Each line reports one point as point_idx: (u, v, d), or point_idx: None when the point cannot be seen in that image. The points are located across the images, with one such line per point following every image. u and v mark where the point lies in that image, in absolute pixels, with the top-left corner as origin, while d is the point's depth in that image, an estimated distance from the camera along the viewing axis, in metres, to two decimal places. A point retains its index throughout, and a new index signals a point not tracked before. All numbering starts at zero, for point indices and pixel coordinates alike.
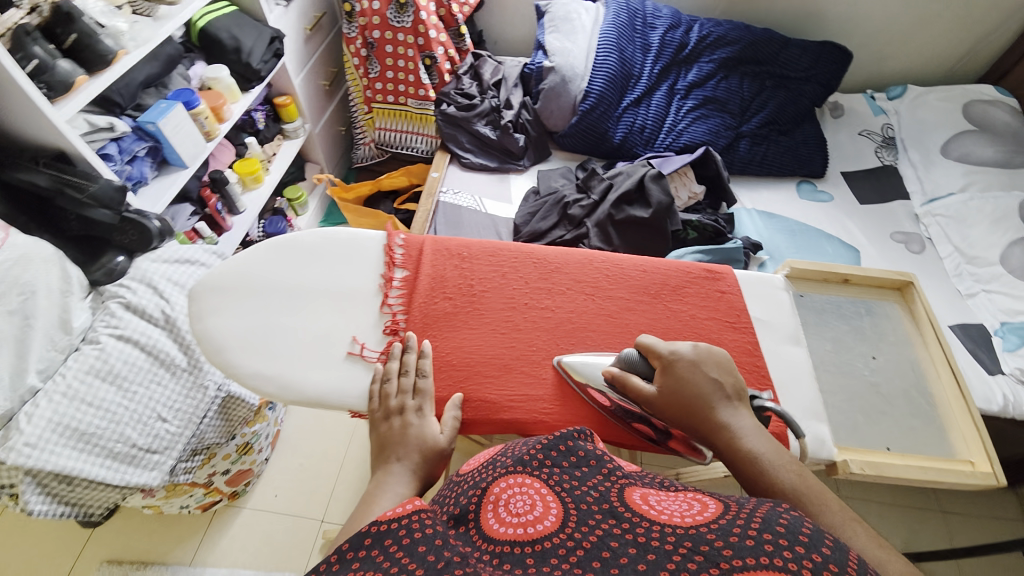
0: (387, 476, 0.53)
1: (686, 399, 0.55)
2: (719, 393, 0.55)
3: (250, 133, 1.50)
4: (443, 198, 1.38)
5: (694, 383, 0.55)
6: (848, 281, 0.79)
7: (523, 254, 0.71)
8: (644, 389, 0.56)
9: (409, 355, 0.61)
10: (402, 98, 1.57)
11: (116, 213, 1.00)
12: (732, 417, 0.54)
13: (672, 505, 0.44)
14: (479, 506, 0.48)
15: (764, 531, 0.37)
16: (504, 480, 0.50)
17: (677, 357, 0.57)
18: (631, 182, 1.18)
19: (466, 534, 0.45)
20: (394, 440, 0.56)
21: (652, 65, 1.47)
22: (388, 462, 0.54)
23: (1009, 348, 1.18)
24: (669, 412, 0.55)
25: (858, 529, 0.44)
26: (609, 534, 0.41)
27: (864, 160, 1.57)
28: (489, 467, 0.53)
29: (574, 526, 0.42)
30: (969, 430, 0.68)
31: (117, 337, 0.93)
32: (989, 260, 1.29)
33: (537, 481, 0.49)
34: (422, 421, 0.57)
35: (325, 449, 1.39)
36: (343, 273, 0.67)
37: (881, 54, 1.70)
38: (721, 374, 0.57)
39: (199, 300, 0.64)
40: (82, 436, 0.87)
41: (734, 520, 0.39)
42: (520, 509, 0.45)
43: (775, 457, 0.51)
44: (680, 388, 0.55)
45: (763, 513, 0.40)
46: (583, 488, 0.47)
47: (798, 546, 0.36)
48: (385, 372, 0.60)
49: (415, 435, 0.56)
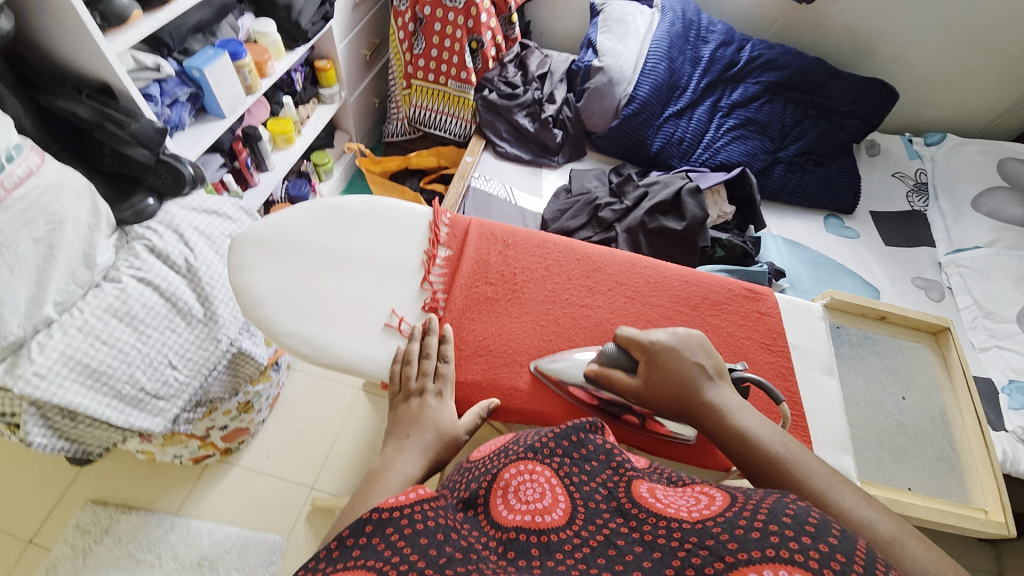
0: (397, 452, 0.51)
1: (670, 386, 0.56)
2: (703, 375, 0.56)
3: (286, 92, 1.50)
4: (474, 183, 1.37)
5: (676, 371, 0.56)
6: (886, 319, 0.78)
7: (568, 249, 0.70)
8: (631, 383, 0.57)
9: (429, 339, 0.60)
10: (442, 78, 1.55)
11: (154, 153, 0.98)
12: (718, 396, 0.55)
13: (680, 501, 0.43)
14: (489, 492, 0.47)
15: (771, 523, 0.36)
16: (514, 466, 0.49)
17: (658, 345, 0.58)
18: (668, 193, 1.18)
19: (475, 518, 0.45)
20: (413, 418, 0.55)
21: (699, 79, 1.47)
22: (401, 438, 0.53)
23: (1015, 406, 1.18)
24: (658, 402, 0.56)
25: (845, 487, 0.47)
26: (617, 532, 0.41)
27: (895, 201, 1.57)
28: (500, 455, 0.52)
29: (581, 522, 0.42)
30: (989, 481, 0.68)
31: (138, 280, 0.92)
32: (1006, 317, 1.30)
33: (547, 470, 0.48)
34: (440, 405, 0.56)
35: (321, 418, 1.38)
36: (387, 244, 0.66)
37: (925, 99, 1.70)
38: (703, 358, 0.57)
39: (240, 251, 0.64)
40: (93, 372, 0.86)
41: (740, 512, 0.38)
42: (529, 497, 0.45)
43: (763, 429, 0.52)
44: (664, 375, 0.56)
45: (769, 503, 0.38)
46: (593, 483, 0.46)
47: (805, 535, 0.34)
48: (406, 354, 0.59)
49: (431, 416, 0.55)
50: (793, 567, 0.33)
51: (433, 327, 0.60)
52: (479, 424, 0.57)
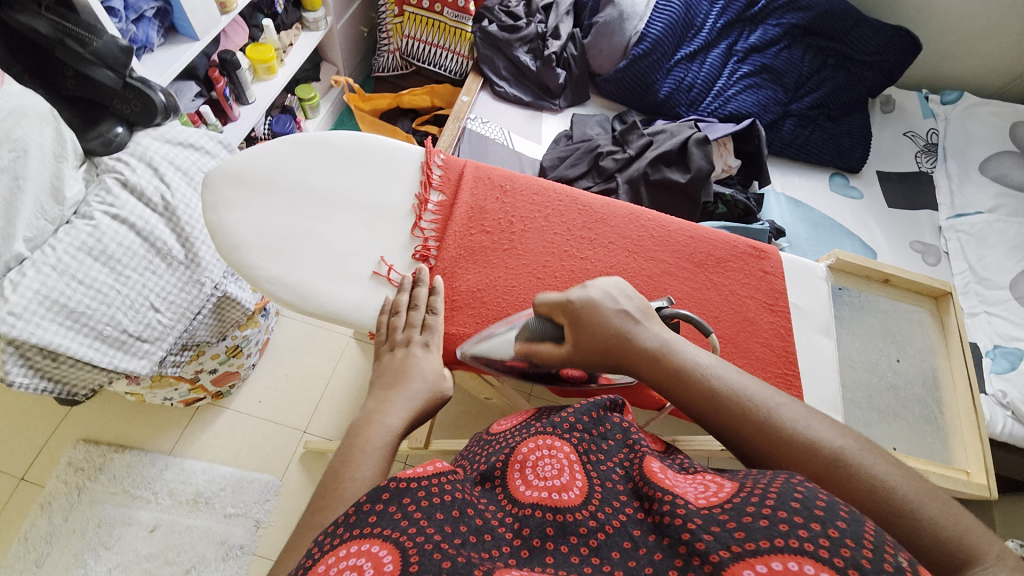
0: (381, 404, 0.48)
1: (599, 345, 0.51)
2: (629, 321, 0.51)
3: (267, 14, 1.36)
4: (470, 125, 1.29)
5: (600, 324, 0.51)
6: (889, 282, 0.77)
7: (570, 198, 0.67)
8: (553, 355, 0.52)
9: (420, 290, 0.57)
10: (437, 5, 1.43)
11: (120, 76, 0.89)
12: (645, 337, 0.50)
13: (686, 485, 0.42)
14: (506, 467, 0.47)
15: (779, 508, 0.35)
16: (533, 441, 0.49)
17: (577, 302, 0.52)
18: (674, 143, 1.12)
19: (493, 493, 0.46)
20: (397, 370, 0.52)
21: (716, 19, 1.37)
22: (386, 390, 0.50)
23: (997, 370, 1.21)
24: (589, 362, 0.52)
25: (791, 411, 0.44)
26: (632, 519, 0.40)
27: (904, 161, 1.52)
28: (518, 431, 0.52)
29: (596, 504, 0.42)
30: (972, 442, 0.70)
31: (112, 217, 0.87)
32: (999, 283, 1.30)
33: (566, 445, 0.48)
34: (426, 355, 0.53)
35: (311, 364, 1.37)
36: (378, 186, 0.62)
37: (949, 53, 1.60)
38: (626, 300, 0.52)
39: (217, 189, 0.59)
40: (71, 313, 0.82)
41: (748, 498, 0.37)
42: (546, 473, 0.45)
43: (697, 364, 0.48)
44: (592, 336, 0.51)
45: (777, 486, 0.37)
46: (610, 464, 0.46)
47: (814, 521, 0.34)
48: (394, 305, 0.56)
49: (416, 367, 0.52)
50: (803, 558, 0.32)
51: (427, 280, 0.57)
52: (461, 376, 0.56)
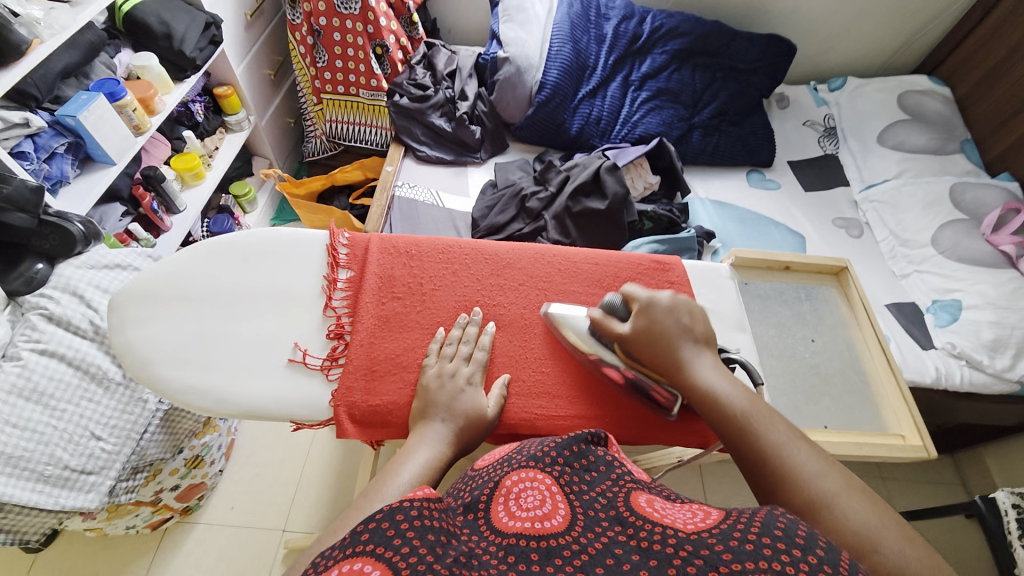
0: (421, 437, 0.54)
1: (657, 338, 0.59)
2: (688, 335, 0.60)
3: (187, 125, 1.41)
4: (399, 192, 1.33)
5: (666, 323, 0.60)
6: (789, 268, 0.83)
7: (475, 250, 0.70)
8: (620, 330, 0.61)
9: (468, 327, 0.63)
10: (352, 88, 1.51)
11: (34, 216, 0.91)
12: (696, 356, 0.59)
13: (676, 513, 0.43)
14: (490, 499, 0.47)
15: (762, 535, 0.37)
16: (516, 474, 0.50)
17: (654, 303, 0.61)
18: (587, 174, 1.19)
19: (474, 522, 0.44)
20: (444, 401, 0.57)
21: (607, 56, 1.48)
22: (425, 423, 0.55)
23: (941, 324, 1.25)
24: (641, 352, 0.60)
25: (800, 446, 0.51)
26: (615, 541, 0.40)
27: (808, 149, 1.63)
28: (503, 464, 0.53)
29: (580, 529, 0.42)
30: (900, 406, 0.74)
31: (39, 353, 0.86)
32: (921, 242, 1.36)
33: (547, 478, 0.49)
34: (472, 391, 0.58)
35: (282, 458, 1.33)
36: (285, 276, 0.64)
37: (824, 47, 1.77)
38: (694, 321, 0.61)
39: (122, 309, 0.61)
40: (8, 459, 0.80)
41: (734, 525, 0.38)
42: (529, 504, 0.45)
43: (732, 388, 0.57)
44: (656, 328, 0.60)
45: (761, 516, 0.39)
46: (592, 492, 0.47)
47: (795, 548, 0.35)
48: (446, 337, 0.62)
49: (462, 403, 0.57)
50: None
51: (488, 330, 0.64)
52: (502, 404, 0.61)
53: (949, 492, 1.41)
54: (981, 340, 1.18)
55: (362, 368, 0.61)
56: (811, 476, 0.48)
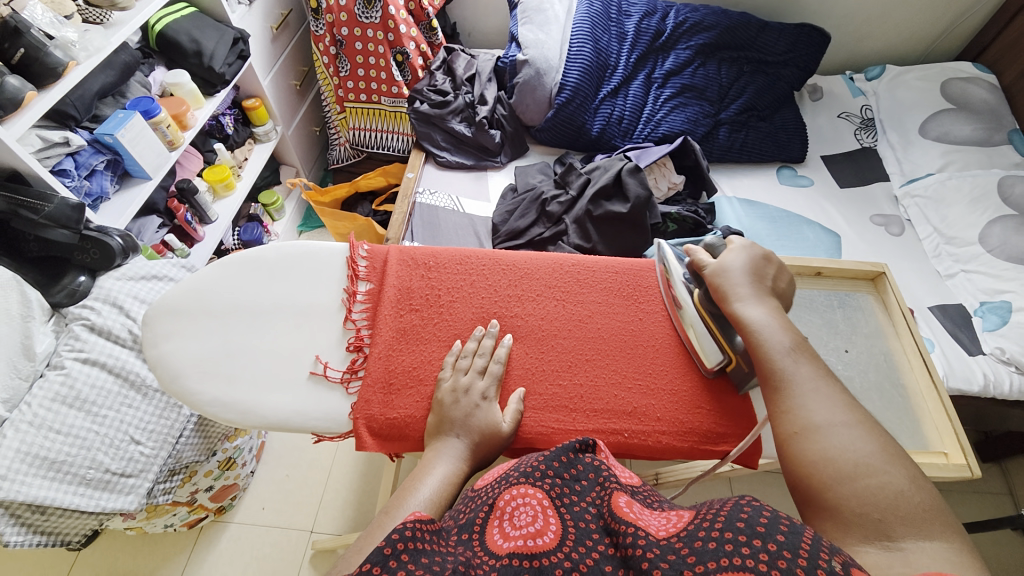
0: (435, 455, 0.55)
1: (726, 275, 0.62)
2: (764, 280, 0.62)
3: (218, 138, 1.45)
4: (419, 199, 1.34)
5: (743, 265, 0.62)
6: (821, 274, 0.79)
7: (492, 261, 0.70)
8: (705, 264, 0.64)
9: (486, 339, 0.63)
10: (374, 96, 1.53)
11: (75, 232, 0.96)
12: (766, 298, 0.61)
13: (651, 519, 0.45)
14: (485, 521, 0.46)
15: (727, 529, 0.40)
16: (510, 491, 0.49)
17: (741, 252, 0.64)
18: (608, 177, 1.17)
19: (469, 542, 0.44)
20: (456, 418, 0.57)
21: (628, 54, 1.44)
22: (436, 441, 0.56)
23: (989, 328, 1.18)
24: (711, 285, 0.63)
25: (826, 387, 0.54)
26: (604, 557, 0.42)
27: (843, 142, 1.56)
28: (500, 482, 0.51)
29: (571, 544, 0.43)
30: (943, 424, 0.69)
31: (82, 361, 0.90)
32: (968, 240, 1.28)
33: (539, 492, 0.48)
34: (488, 407, 0.59)
35: (310, 459, 1.37)
36: (305, 290, 0.65)
37: (860, 35, 1.68)
38: (770, 274, 0.64)
39: (154, 324, 0.63)
40: (52, 464, 0.84)
41: (700, 525, 0.42)
42: (522, 522, 0.44)
43: (791, 330, 0.59)
44: (735, 271, 0.62)
45: (727, 510, 0.42)
46: (582, 504, 0.47)
47: (755, 538, 0.39)
48: (462, 349, 0.62)
49: (478, 418, 0.57)
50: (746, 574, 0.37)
51: (505, 342, 0.63)
52: (519, 418, 0.60)
53: (998, 503, 1.33)
54: None
55: (380, 381, 0.61)
56: (825, 409, 0.53)
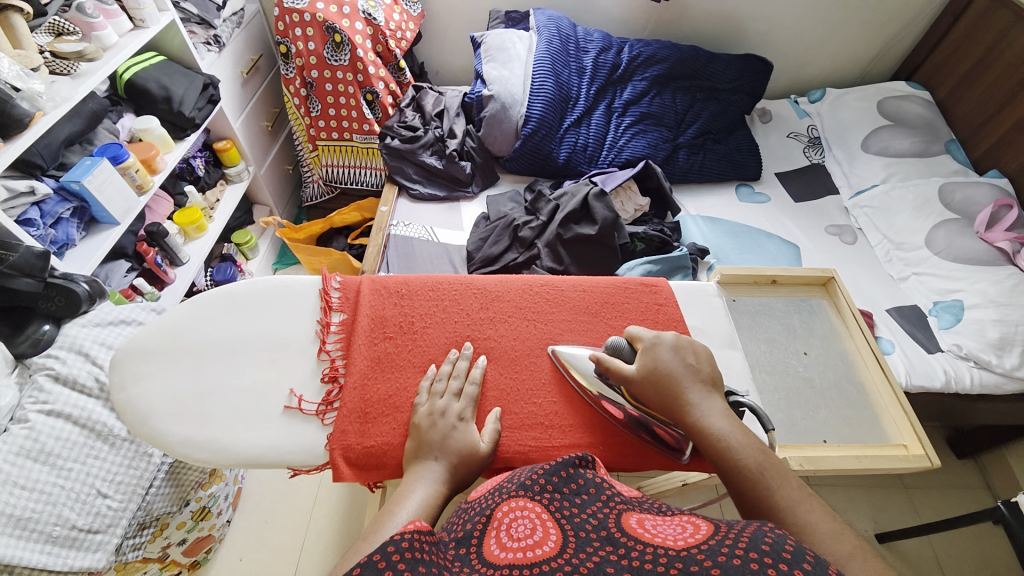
0: (415, 477, 0.53)
1: (664, 380, 0.59)
2: (691, 377, 0.60)
3: (189, 180, 1.46)
4: (394, 231, 1.36)
5: (670, 362, 0.61)
6: (776, 282, 0.83)
7: (464, 285, 0.72)
8: (626, 370, 0.61)
9: (461, 361, 0.64)
10: (346, 133, 1.56)
11: (40, 280, 0.93)
12: (703, 398, 0.58)
13: (667, 529, 0.44)
14: (482, 533, 0.47)
15: (751, 551, 0.38)
16: (506, 504, 0.50)
17: (659, 341, 0.63)
18: (576, 202, 1.22)
19: (467, 556, 0.45)
20: (431, 440, 0.56)
21: (588, 86, 1.52)
22: (416, 462, 0.55)
23: (944, 326, 1.24)
24: (648, 397, 0.60)
25: (813, 504, 0.50)
26: (606, 560, 0.40)
27: (794, 160, 1.66)
28: (494, 494, 0.53)
29: (571, 552, 0.42)
30: (900, 417, 0.73)
31: (46, 414, 0.87)
32: (916, 244, 1.37)
33: (537, 505, 0.49)
34: (466, 427, 0.59)
35: (291, 502, 1.33)
36: (279, 324, 0.66)
37: (800, 62, 1.82)
38: (695, 361, 0.61)
39: (123, 368, 0.62)
40: (18, 521, 0.80)
41: (723, 540, 0.39)
42: (519, 533, 0.45)
43: (740, 434, 0.56)
44: (658, 377, 0.60)
45: (750, 533, 0.40)
46: (582, 515, 0.47)
47: (784, 563, 0.36)
48: (436, 372, 0.63)
49: (455, 439, 0.57)
50: None
51: (479, 363, 0.65)
52: (497, 437, 0.61)
53: (975, 497, 1.37)
54: (987, 339, 1.17)
55: (356, 411, 0.61)
56: (822, 537, 0.46)
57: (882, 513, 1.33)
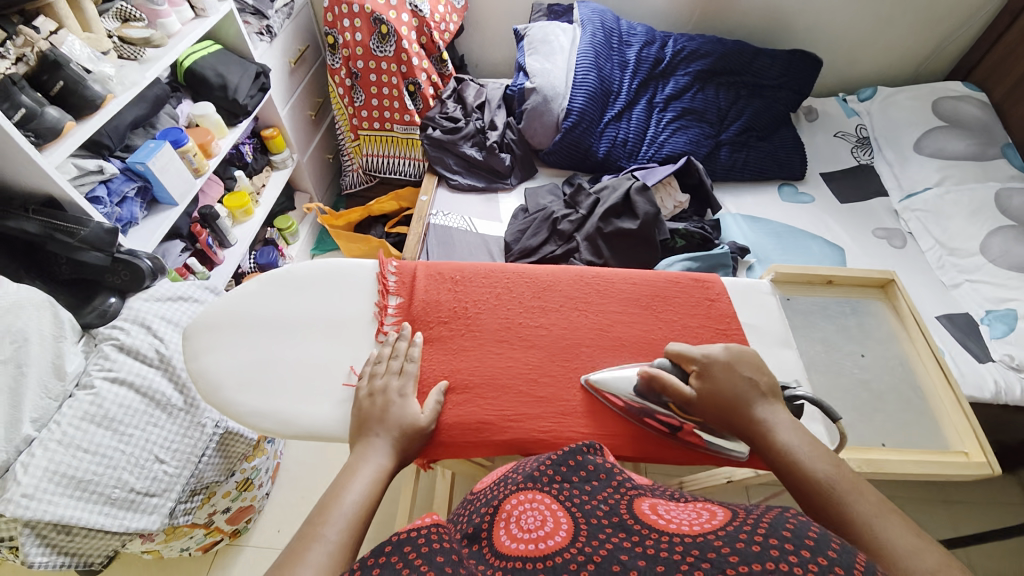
0: (361, 452, 0.55)
1: (723, 397, 0.59)
2: (755, 391, 0.59)
3: (238, 166, 1.51)
4: (434, 221, 1.38)
5: (728, 383, 0.59)
6: (832, 283, 0.81)
7: (515, 274, 0.73)
8: (682, 390, 0.59)
9: (400, 342, 0.64)
10: (387, 124, 1.59)
11: (108, 255, 0.99)
12: (768, 413, 0.58)
13: (682, 516, 0.45)
14: (491, 525, 0.49)
15: (771, 536, 0.38)
16: (515, 497, 0.52)
17: (710, 359, 0.61)
18: (618, 196, 1.21)
19: (478, 552, 0.46)
20: (380, 415, 0.58)
21: (630, 80, 1.51)
22: (361, 439, 0.56)
23: (997, 335, 1.19)
24: (710, 412, 0.59)
25: (893, 519, 0.48)
26: (619, 546, 0.41)
27: (841, 160, 1.61)
28: (501, 486, 0.56)
29: (584, 539, 0.43)
30: (962, 422, 0.72)
31: (111, 381, 0.92)
32: (970, 251, 1.31)
33: (547, 496, 0.51)
34: (403, 401, 0.59)
35: (326, 479, 1.37)
36: (339, 304, 0.68)
37: (850, 59, 1.76)
38: (755, 375, 0.61)
39: (194, 339, 0.66)
40: (78, 483, 0.85)
41: (739, 527, 0.40)
42: (530, 524, 0.47)
43: (810, 449, 0.55)
44: (720, 392, 0.59)
45: (770, 518, 0.40)
46: (594, 502, 0.48)
47: (804, 550, 0.36)
48: (377, 356, 0.63)
49: (395, 413, 0.58)
50: None
51: (416, 342, 0.65)
52: (439, 410, 0.61)
53: (1021, 516, 1.32)
54: None
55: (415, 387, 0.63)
56: (906, 555, 0.44)
57: (922, 526, 1.29)
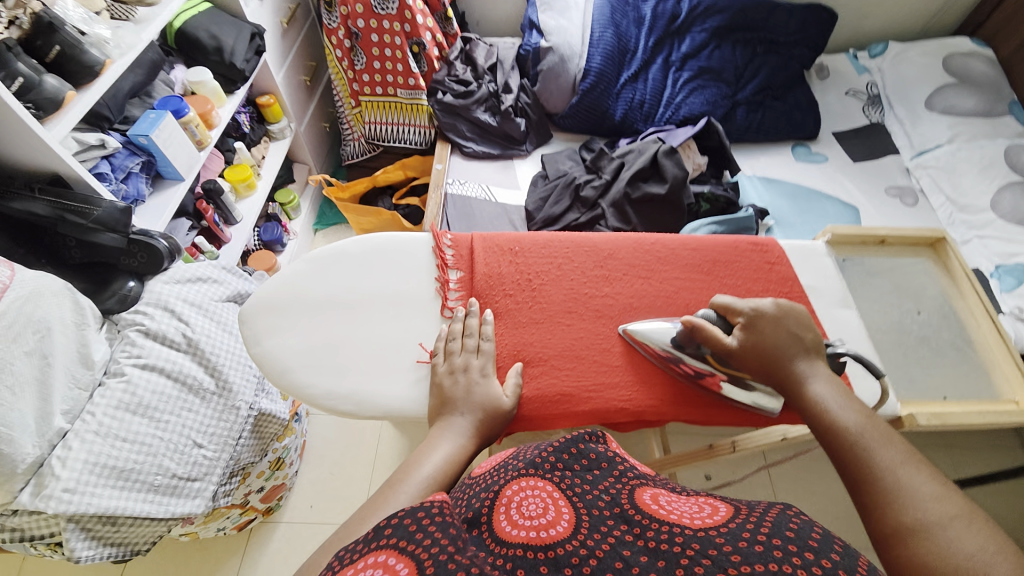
0: (439, 436, 0.54)
1: (764, 350, 0.59)
2: (798, 345, 0.60)
3: (235, 136, 1.41)
4: (450, 190, 1.34)
5: (774, 335, 0.60)
6: (885, 242, 0.84)
7: (573, 243, 0.72)
8: (724, 341, 0.59)
9: (471, 319, 0.62)
10: (390, 88, 1.50)
11: (124, 235, 0.93)
12: (807, 369, 0.59)
13: (683, 507, 0.43)
14: (491, 509, 0.44)
15: (772, 535, 0.36)
16: (516, 483, 0.47)
17: (757, 313, 0.61)
18: (645, 160, 1.20)
19: (477, 538, 0.41)
20: (467, 398, 0.57)
21: (646, 39, 1.45)
22: (436, 422, 0.56)
23: (1007, 288, 1.24)
24: (750, 364, 0.60)
25: (917, 468, 0.49)
26: (621, 541, 0.38)
27: (853, 118, 1.60)
28: (501, 471, 0.50)
29: (586, 532, 0.39)
30: (1013, 372, 0.77)
31: (141, 367, 0.88)
32: (980, 207, 1.35)
33: (548, 483, 0.46)
34: (485, 381, 0.59)
35: (354, 454, 1.37)
36: (398, 280, 0.66)
37: (862, 13, 1.73)
38: (800, 331, 0.61)
39: (252, 323, 0.63)
40: (120, 473, 0.82)
41: (744, 523, 0.38)
42: (531, 512, 0.42)
43: (844, 401, 0.56)
44: (762, 344, 0.59)
45: (772, 516, 0.38)
46: (595, 491, 0.45)
47: (807, 551, 0.35)
48: (450, 332, 0.62)
49: (478, 393, 0.57)
50: None
51: (488, 320, 0.63)
52: (519, 392, 0.60)
53: (1013, 456, 1.41)
54: None
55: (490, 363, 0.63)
56: (923, 499, 0.46)
57: None
